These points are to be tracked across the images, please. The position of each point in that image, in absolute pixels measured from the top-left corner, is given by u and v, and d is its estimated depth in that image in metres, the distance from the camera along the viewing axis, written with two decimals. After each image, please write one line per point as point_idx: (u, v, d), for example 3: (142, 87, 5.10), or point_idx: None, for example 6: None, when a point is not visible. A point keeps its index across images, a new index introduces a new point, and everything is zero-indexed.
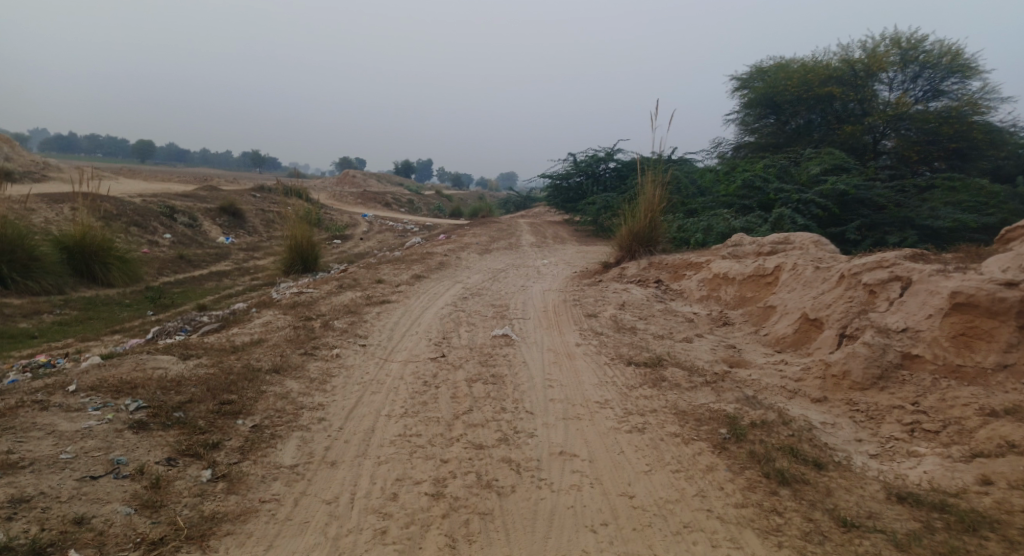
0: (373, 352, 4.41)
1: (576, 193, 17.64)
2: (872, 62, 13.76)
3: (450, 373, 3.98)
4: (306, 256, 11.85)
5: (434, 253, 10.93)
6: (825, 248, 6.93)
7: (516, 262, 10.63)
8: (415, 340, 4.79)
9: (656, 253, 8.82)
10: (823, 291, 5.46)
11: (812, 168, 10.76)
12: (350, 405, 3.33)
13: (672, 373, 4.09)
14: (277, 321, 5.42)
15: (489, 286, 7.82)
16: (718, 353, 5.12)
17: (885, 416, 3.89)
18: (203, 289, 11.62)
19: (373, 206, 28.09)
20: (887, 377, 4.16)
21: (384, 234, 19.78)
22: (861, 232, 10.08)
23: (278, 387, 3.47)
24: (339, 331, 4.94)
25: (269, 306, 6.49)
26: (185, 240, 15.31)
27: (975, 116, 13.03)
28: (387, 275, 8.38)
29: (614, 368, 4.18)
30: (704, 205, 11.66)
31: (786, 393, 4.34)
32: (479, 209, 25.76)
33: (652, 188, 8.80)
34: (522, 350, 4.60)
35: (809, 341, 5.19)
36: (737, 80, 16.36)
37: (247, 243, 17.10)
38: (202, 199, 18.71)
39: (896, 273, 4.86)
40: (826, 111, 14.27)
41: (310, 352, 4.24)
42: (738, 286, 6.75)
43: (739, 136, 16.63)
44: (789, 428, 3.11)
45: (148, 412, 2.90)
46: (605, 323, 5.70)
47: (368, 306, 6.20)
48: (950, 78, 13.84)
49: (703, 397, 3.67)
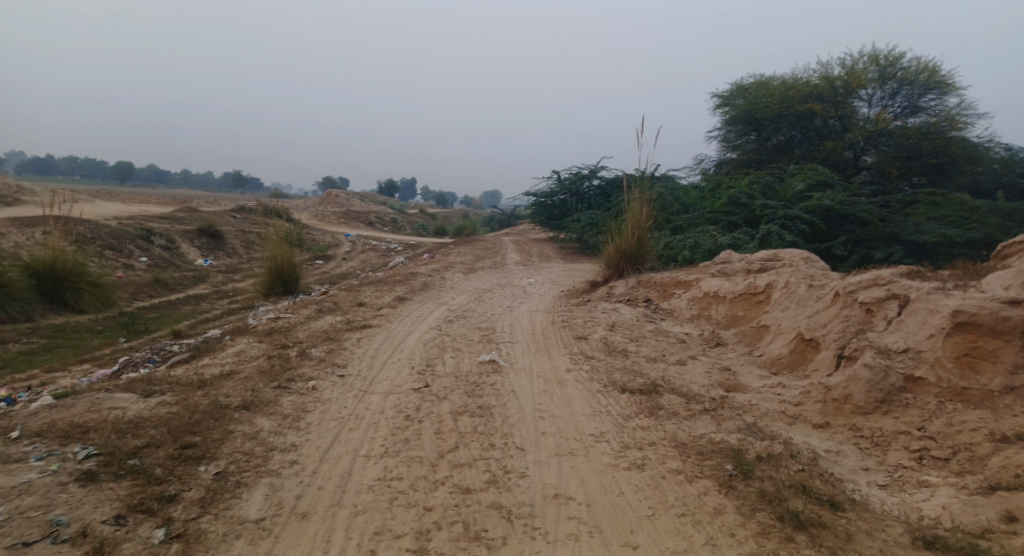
0: (352, 383, 4.15)
1: (561, 210, 17.55)
2: (850, 79, 13.98)
3: (433, 405, 3.73)
4: (287, 278, 11.54)
5: (419, 273, 10.70)
6: (816, 265, 6.83)
7: (503, 282, 10.43)
8: (396, 369, 4.53)
9: (644, 272, 8.68)
10: (817, 310, 5.32)
11: (797, 185, 10.77)
12: (325, 445, 3.07)
13: (669, 401, 3.89)
14: (251, 350, 5.13)
15: (475, 307, 7.61)
16: (713, 377, 4.94)
17: (891, 442, 3.73)
18: (179, 314, 11.23)
19: (356, 226, 27.78)
20: (890, 401, 4.00)
21: (368, 254, 19.50)
22: (847, 248, 10.06)
23: (247, 426, 3.19)
24: (316, 360, 4.66)
25: (245, 333, 6.18)
26: (162, 263, 14.89)
27: (952, 131, 13.21)
28: (369, 297, 8.13)
29: (608, 396, 3.96)
30: (690, 222, 11.60)
31: (787, 418, 4.17)
32: (463, 228, 25.56)
33: (639, 205, 8.69)
34: (510, 378, 4.37)
35: (806, 362, 5.03)
36: (719, 98, 16.51)
37: (227, 265, 16.71)
38: (181, 221, 18.32)
39: (893, 292, 4.74)
40: (807, 128, 14.40)
41: (284, 385, 3.96)
42: (729, 305, 6.62)
43: (721, 153, 16.71)
44: (798, 461, 2.92)
45: (99, 460, 2.60)
46: (596, 346, 5.50)
47: (349, 331, 5.93)
48: (928, 94, 14.03)
49: (703, 427, 3.48)
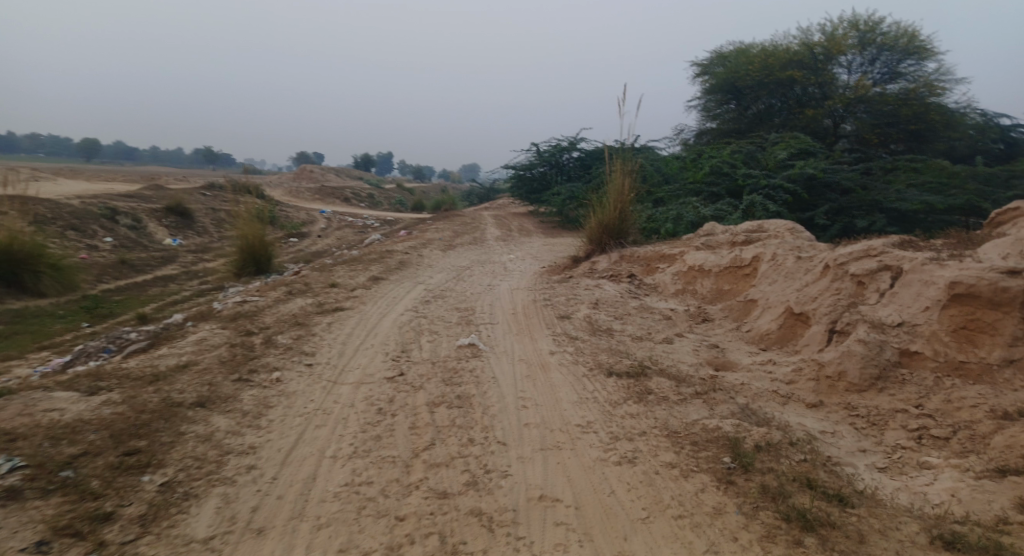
0: (320, 373, 3.86)
1: (541, 183, 17.17)
2: (830, 45, 13.74)
3: (409, 396, 3.47)
4: (259, 257, 11.09)
5: (396, 251, 10.36)
6: (802, 235, 6.67)
7: (483, 258, 10.14)
8: (369, 356, 4.25)
9: (627, 246, 8.45)
10: (806, 283, 5.15)
11: (779, 154, 10.59)
12: (287, 446, 2.79)
13: (658, 384, 3.69)
14: (213, 337, 4.79)
15: (454, 286, 7.32)
16: (702, 355, 4.76)
17: (888, 421, 3.58)
18: (147, 297, 10.74)
19: (332, 202, 27.06)
20: (885, 377, 3.85)
21: (345, 231, 18.99)
22: (829, 217, 9.94)
23: (200, 427, 2.89)
24: (282, 349, 4.35)
25: (209, 319, 5.82)
26: (128, 244, 14.24)
27: (931, 97, 13.10)
28: (343, 277, 7.78)
29: (595, 381, 3.74)
30: (672, 194, 11.37)
31: (779, 398, 4.01)
32: (441, 203, 25.06)
33: (621, 177, 8.42)
34: (491, 363, 4.12)
35: (796, 337, 4.87)
36: (698, 66, 16.19)
37: (197, 245, 16.08)
38: (147, 199, 17.57)
39: (885, 263, 4.57)
40: (787, 95, 14.20)
41: (246, 377, 3.66)
42: (714, 278, 6.44)
43: (701, 123, 16.45)
44: (799, 450, 2.74)
45: (24, 473, 2.28)
46: (580, 326, 5.27)
47: (320, 315, 5.62)
48: (907, 60, 13.87)
49: (696, 412, 3.28)
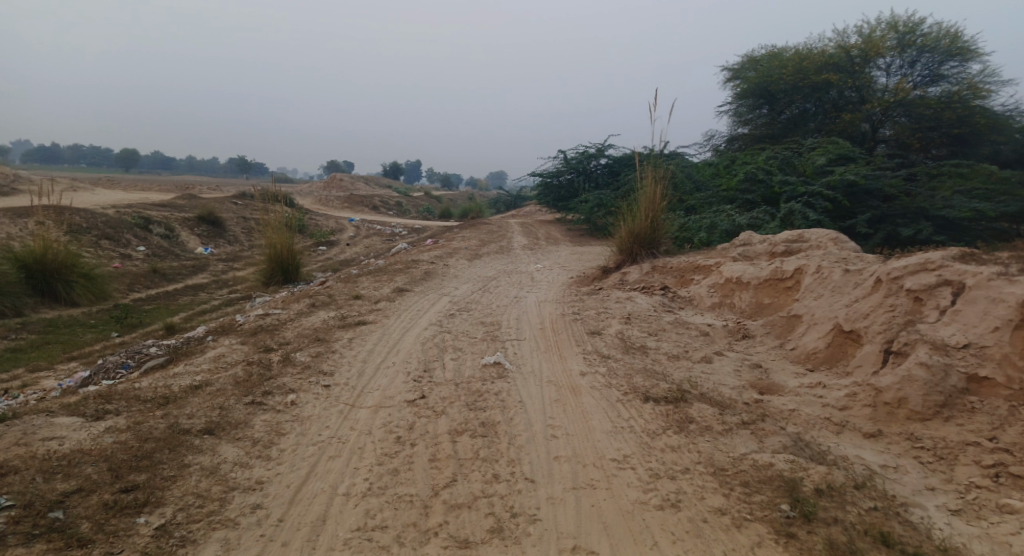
0: (337, 395, 3.69)
1: (567, 191, 16.91)
2: (868, 47, 13.09)
3: (429, 423, 3.26)
4: (286, 266, 11.07)
5: (420, 260, 10.22)
6: (846, 246, 6.25)
7: (508, 268, 9.92)
8: (390, 376, 4.05)
9: (659, 256, 8.12)
10: (856, 298, 4.76)
11: (817, 159, 10.13)
12: (298, 483, 2.65)
13: (699, 412, 3.38)
14: (231, 354, 4.68)
15: (479, 298, 7.10)
16: (744, 377, 4.41)
17: (959, 455, 3.16)
18: (176, 306, 10.80)
19: (360, 210, 27.26)
20: (952, 405, 3.43)
21: (372, 239, 19.01)
22: (871, 226, 9.42)
23: (206, 459, 2.78)
24: (300, 367, 4.20)
25: (229, 333, 5.72)
26: (160, 253, 14.43)
27: (976, 100, 12.43)
28: (367, 288, 7.64)
29: (630, 407, 3.46)
30: (705, 201, 10.98)
31: (832, 426, 3.62)
32: (468, 211, 24.99)
33: (653, 185, 8.11)
34: (518, 385, 3.88)
35: (846, 358, 4.49)
36: (729, 70, 15.78)
37: (227, 253, 16.25)
38: (180, 208, 17.87)
39: (945, 277, 4.15)
40: (822, 99, 13.67)
41: (259, 400, 3.51)
42: (753, 291, 6.08)
43: (732, 128, 15.98)
44: (866, 495, 2.41)
45: (11, 515, 2.16)
46: (610, 343, 4.99)
47: (341, 330, 5.47)
48: (950, 62, 13.18)
49: (743, 445, 2.97)
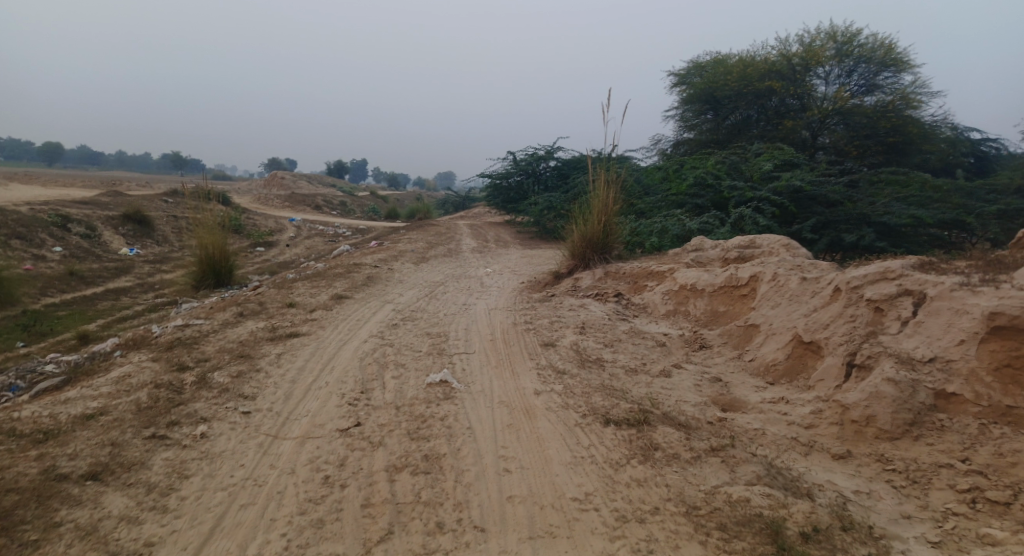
0: (257, 424, 3.20)
1: (517, 192, 16.65)
2: (808, 55, 13.50)
3: (365, 457, 2.84)
4: (219, 269, 10.25)
5: (364, 264, 9.67)
6: (798, 252, 6.21)
7: (457, 272, 9.51)
8: (321, 400, 3.58)
9: (612, 261, 7.91)
10: (815, 308, 4.64)
11: (764, 165, 10.25)
12: (198, 545, 2.21)
13: (664, 436, 3.09)
14: (137, 374, 4.07)
15: (425, 306, 6.68)
16: (705, 392, 4.20)
17: (932, 479, 3.02)
18: (93, 312, 9.82)
19: (301, 209, 26.10)
20: (920, 423, 3.31)
21: (314, 240, 18.14)
22: (816, 232, 9.55)
23: (84, 514, 2.28)
24: (216, 391, 3.66)
25: (141, 347, 5.08)
26: (80, 253, 13.18)
27: (908, 110, 12.94)
28: (303, 295, 7.07)
29: (589, 432, 3.15)
30: (655, 206, 10.91)
31: (800, 448, 3.42)
32: (415, 211, 24.33)
33: (606, 189, 7.89)
34: (466, 407, 3.50)
35: (806, 370, 4.36)
36: (675, 76, 15.96)
37: (155, 254, 15.07)
38: (103, 206, 16.51)
39: (906, 287, 4.06)
40: (765, 106, 14.01)
41: (161, 433, 2.97)
42: (708, 299, 5.94)
43: (679, 133, 16.12)
44: (855, 541, 2.20)
45: None
46: (566, 356, 4.69)
47: (270, 343, 4.93)
48: (884, 72, 13.68)
49: (713, 477, 2.70)
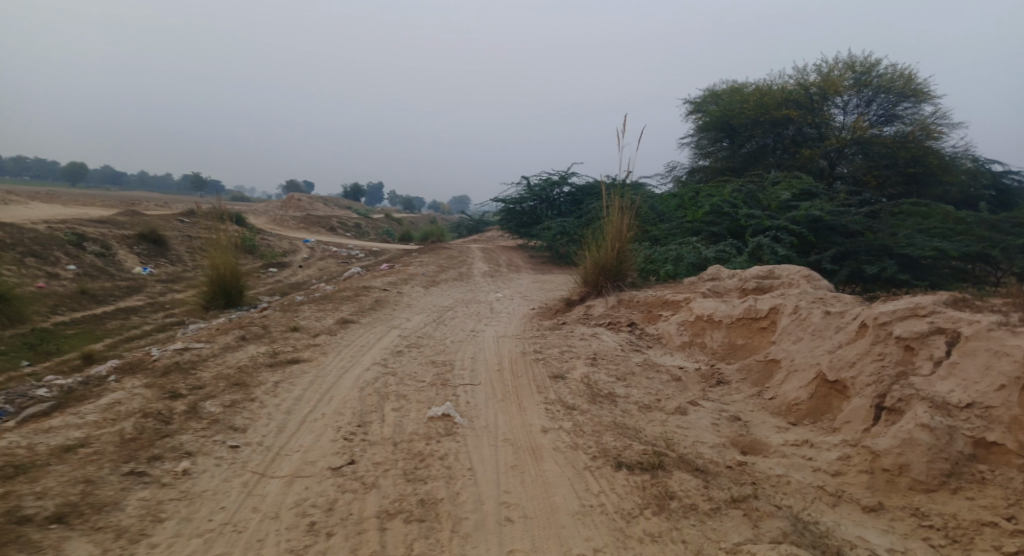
0: (244, 460, 3.06)
1: (530, 217, 16.57)
2: (826, 85, 13.35)
3: (355, 501, 2.65)
4: (229, 289, 10.17)
5: (373, 287, 9.54)
6: (820, 284, 5.97)
7: (467, 297, 9.36)
8: (315, 434, 3.41)
9: (626, 289, 7.70)
10: (840, 344, 4.40)
11: (781, 194, 10.05)
12: None
13: (680, 483, 2.85)
14: (128, 401, 3.92)
15: (432, 332, 6.51)
16: (723, 433, 3.94)
17: (974, 538, 2.72)
18: (102, 331, 9.77)
19: (316, 231, 26.25)
20: (959, 474, 3.03)
21: (326, 262, 18.14)
22: (835, 262, 9.28)
23: None
24: (206, 422, 3.52)
25: (138, 371, 4.96)
26: (94, 271, 13.23)
27: (929, 140, 12.69)
28: (309, 319, 6.93)
29: (598, 477, 2.93)
30: (669, 233, 10.72)
31: (826, 498, 3.15)
32: (428, 234, 24.34)
33: (620, 215, 7.73)
34: (468, 445, 3.30)
35: (831, 411, 4.09)
36: (691, 104, 15.92)
37: (168, 273, 15.12)
38: (121, 225, 16.67)
39: (938, 325, 3.81)
40: (782, 135, 13.88)
41: (141, 469, 2.86)
42: (725, 331, 5.70)
43: (693, 161, 15.99)
44: None
45: None
46: (576, 389, 4.47)
47: (269, 370, 4.78)
48: (904, 103, 13.46)
49: (734, 533, 2.46)
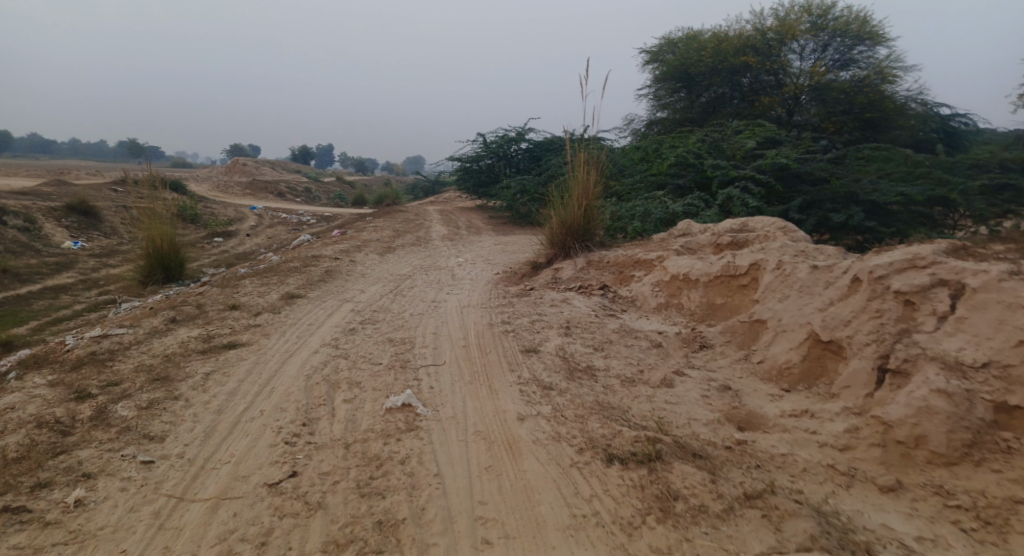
0: (159, 481, 2.49)
1: (487, 176, 15.86)
2: (782, 30, 12.95)
3: (298, 532, 2.15)
4: (168, 262, 9.23)
5: (324, 255, 8.82)
6: (795, 235, 5.65)
7: (427, 262, 8.76)
8: (250, 440, 2.85)
9: (595, 249, 7.24)
10: (831, 301, 4.06)
11: (746, 142, 9.69)
12: None
13: (683, 476, 2.45)
14: (23, 406, 3.28)
15: (389, 304, 5.93)
16: (716, 406, 3.59)
17: (1010, 519, 2.41)
18: (26, 313, 8.75)
19: (262, 196, 24.76)
20: (981, 444, 2.73)
21: (276, 229, 17.05)
22: (802, 212, 9.05)
23: None
24: (115, 431, 2.90)
25: (44, 365, 4.22)
26: (16, 247, 11.94)
27: (884, 84, 12.49)
28: (250, 295, 6.22)
29: (588, 476, 2.50)
30: (633, 188, 10.27)
31: (839, 479, 2.83)
32: (382, 196, 23.29)
33: (585, 170, 7.19)
34: (434, 442, 2.81)
35: (827, 375, 3.78)
36: (647, 53, 15.32)
37: (102, 246, 13.86)
38: (45, 196, 15.14)
39: (940, 276, 3.48)
40: (739, 83, 13.56)
41: (18, 506, 2.25)
42: (703, 290, 5.34)
43: (651, 113, 15.45)
44: None
45: None
46: (552, 364, 4.02)
47: (199, 358, 4.14)
48: (860, 46, 13.12)
49: (755, 542, 2.08)
